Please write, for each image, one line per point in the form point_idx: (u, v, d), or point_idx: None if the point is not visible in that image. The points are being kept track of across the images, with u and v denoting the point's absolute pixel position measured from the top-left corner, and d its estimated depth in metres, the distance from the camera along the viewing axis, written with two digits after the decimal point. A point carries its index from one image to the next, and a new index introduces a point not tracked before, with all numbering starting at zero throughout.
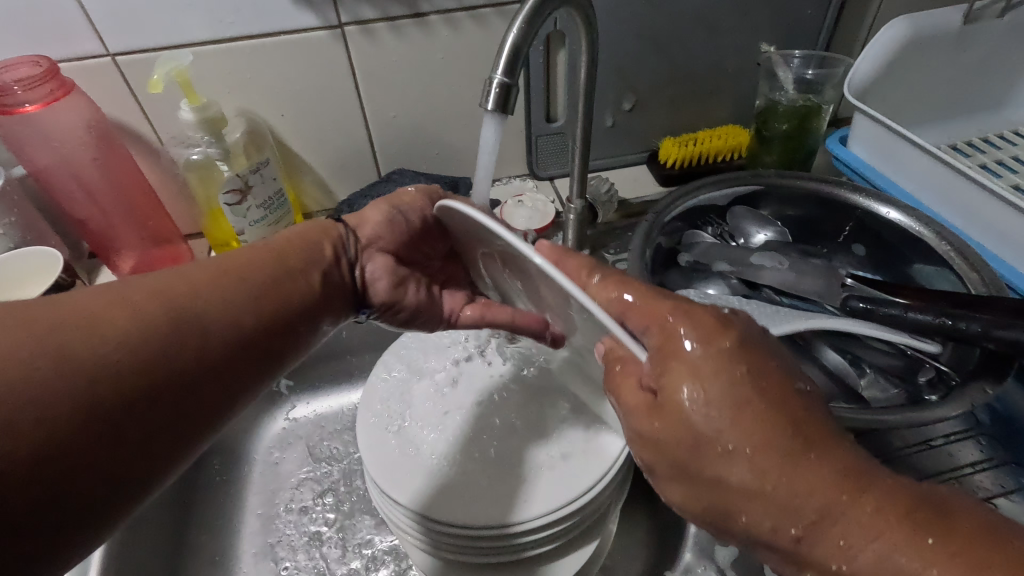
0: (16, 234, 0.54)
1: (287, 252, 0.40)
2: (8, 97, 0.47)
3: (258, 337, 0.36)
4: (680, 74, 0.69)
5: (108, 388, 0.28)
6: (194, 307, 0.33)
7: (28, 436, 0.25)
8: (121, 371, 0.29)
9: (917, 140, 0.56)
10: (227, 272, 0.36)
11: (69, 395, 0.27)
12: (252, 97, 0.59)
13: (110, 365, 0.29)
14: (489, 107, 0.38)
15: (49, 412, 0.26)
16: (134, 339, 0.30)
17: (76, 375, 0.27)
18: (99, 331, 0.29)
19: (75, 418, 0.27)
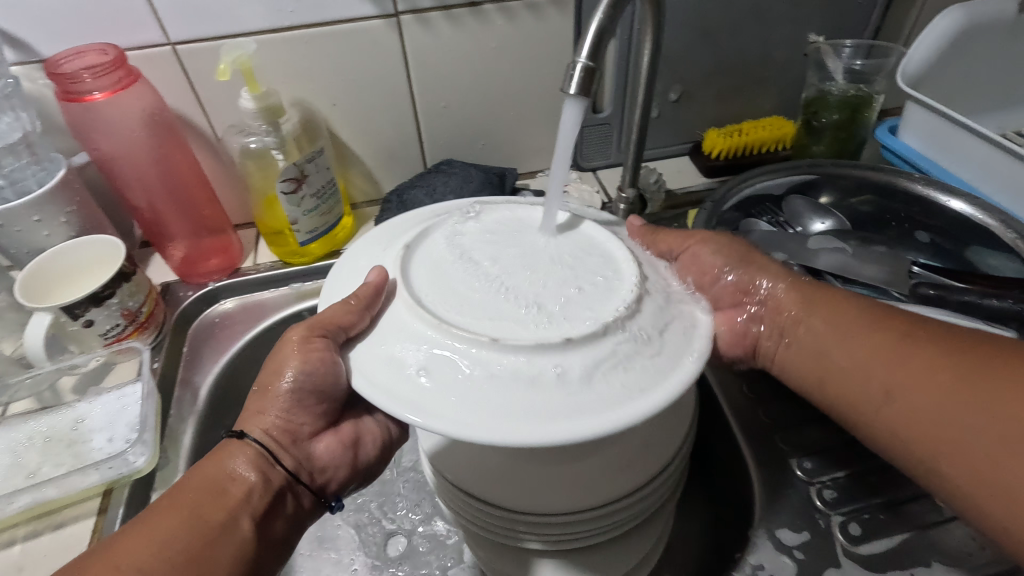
0: (78, 222, 0.54)
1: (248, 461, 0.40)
2: (78, 85, 0.48)
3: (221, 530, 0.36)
4: (727, 65, 0.69)
5: (199, 533, 0.34)
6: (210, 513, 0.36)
7: (156, 563, 0.32)
8: (207, 498, 0.36)
9: (975, 127, 0.56)
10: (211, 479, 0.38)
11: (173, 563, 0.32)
12: (306, 88, 0.59)
13: (202, 520, 0.35)
14: (571, 92, 0.38)
15: (172, 555, 0.33)
16: (164, 549, 0.33)
17: (199, 533, 0.34)
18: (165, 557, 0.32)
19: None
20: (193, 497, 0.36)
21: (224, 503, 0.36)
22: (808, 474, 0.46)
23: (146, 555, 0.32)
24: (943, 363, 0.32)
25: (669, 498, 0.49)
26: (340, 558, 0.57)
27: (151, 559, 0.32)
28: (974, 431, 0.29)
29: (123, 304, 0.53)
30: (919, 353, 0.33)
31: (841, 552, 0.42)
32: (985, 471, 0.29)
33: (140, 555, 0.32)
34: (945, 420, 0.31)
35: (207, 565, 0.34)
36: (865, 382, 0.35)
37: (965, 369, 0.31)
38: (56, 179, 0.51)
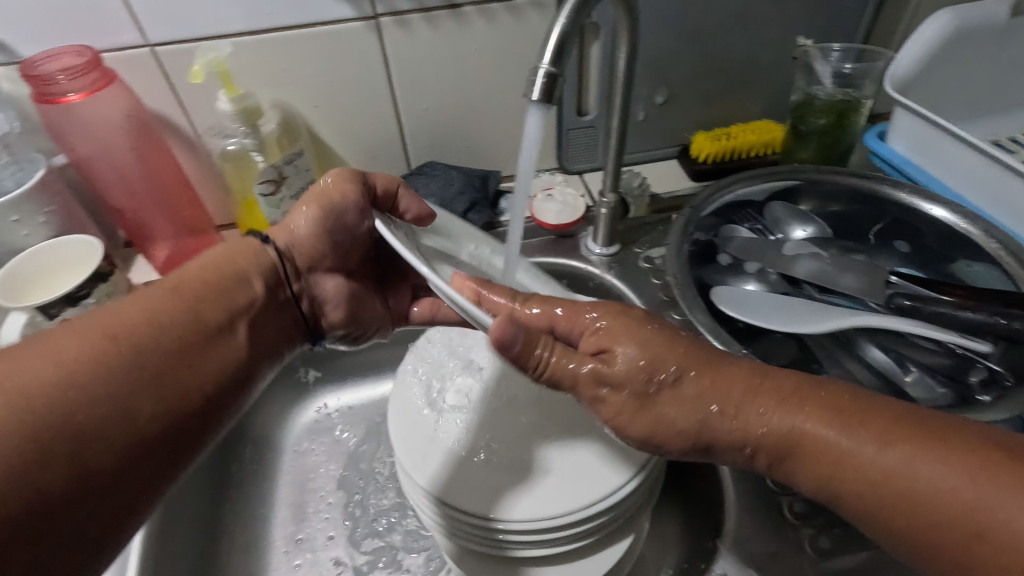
0: (57, 222, 0.55)
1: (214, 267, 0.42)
2: (53, 86, 0.48)
3: (163, 383, 0.34)
4: (714, 68, 0.68)
5: (129, 364, 0.33)
6: (130, 333, 0.34)
7: (35, 426, 0.28)
8: (168, 320, 0.36)
9: (962, 134, 0.55)
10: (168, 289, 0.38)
11: (86, 417, 0.30)
12: (285, 89, 0.59)
13: (196, 362, 0.36)
14: (534, 97, 0.37)
15: (117, 392, 0.32)
16: (137, 353, 0.34)
17: (139, 376, 0.33)
18: (113, 369, 0.32)
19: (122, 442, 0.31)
20: (123, 318, 0.35)
21: (227, 311, 0.40)
22: (780, 485, 0.46)
23: (81, 358, 0.31)
24: (865, 422, 0.30)
25: (642, 508, 0.49)
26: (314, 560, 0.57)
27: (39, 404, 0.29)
28: (954, 492, 0.27)
29: (100, 305, 0.53)
30: (872, 416, 0.30)
31: (807, 565, 0.42)
32: (963, 540, 0.27)
33: (38, 364, 0.30)
34: (901, 478, 0.29)
35: (41, 438, 0.28)
36: (843, 461, 0.30)
37: (951, 453, 0.28)
38: (34, 179, 0.52)
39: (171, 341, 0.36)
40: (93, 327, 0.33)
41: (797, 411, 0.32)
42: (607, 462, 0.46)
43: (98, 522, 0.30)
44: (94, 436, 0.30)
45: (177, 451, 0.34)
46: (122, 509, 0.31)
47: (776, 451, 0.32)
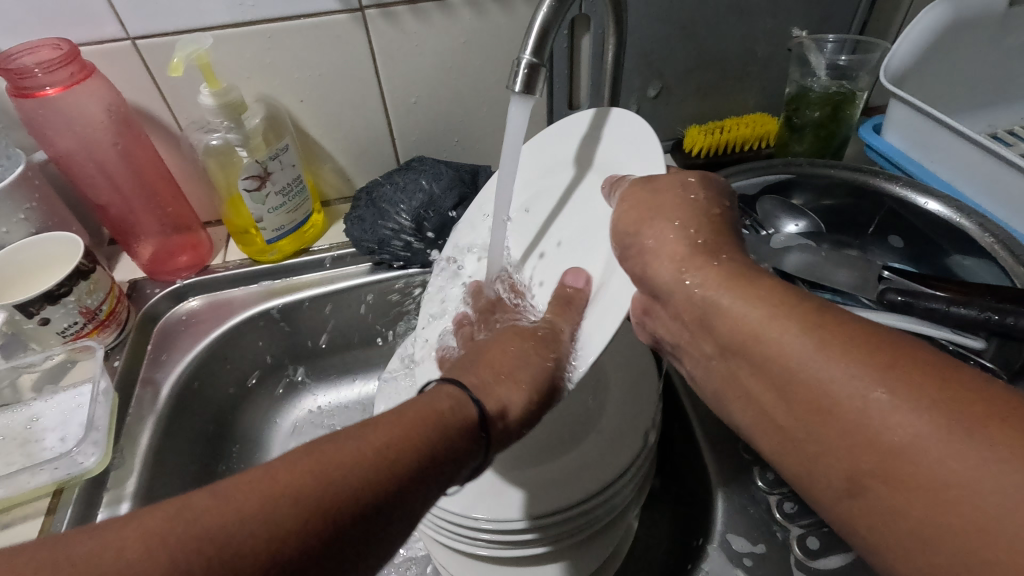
0: (38, 218, 0.54)
1: (407, 417, 0.32)
2: (29, 80, 0.47)
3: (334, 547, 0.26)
4: (707, 61, 0.67)
5: (302, 496, 0.26)
6: (340, 483, 0.27)
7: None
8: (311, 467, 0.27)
9: (958, 127, 0.54)
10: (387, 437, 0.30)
11: (226, 555, 0.24)
12: (270, 83, 0.58)
13: (403, 482, 0.29)
14: (516, 89, 0.37)
15: (242, 539, 0.24)
16: (281, 531, 0.25)
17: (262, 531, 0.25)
18: (258, 521, 0.25)
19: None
20: (374, 441, 0.29)
21: (417, 430, 0.31)
22: (768, 484, 0.45)
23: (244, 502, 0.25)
24: (880, 357, 0.25)
25: (629, 507, 0.48)
26: None
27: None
28: (932, 461, 0.22)
29: (81, 303, 0.52)
30: (888, 360, 0.25)
31: (795, 565, 0.41)
32: (933, 508, 0.22)
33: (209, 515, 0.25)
34: (885, 438, 0.24)
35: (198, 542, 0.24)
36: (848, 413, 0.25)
37: (954, 406, 0.23)
38: (13, 175, 0.51)
39: (374, 454, 0.29)
40: (262, 489, 0.26)
41: (759, 307, 0.30)
42: (594, 460, 0.45)
43: None
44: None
45: None
46: None
47: (739, 354, 0.31)
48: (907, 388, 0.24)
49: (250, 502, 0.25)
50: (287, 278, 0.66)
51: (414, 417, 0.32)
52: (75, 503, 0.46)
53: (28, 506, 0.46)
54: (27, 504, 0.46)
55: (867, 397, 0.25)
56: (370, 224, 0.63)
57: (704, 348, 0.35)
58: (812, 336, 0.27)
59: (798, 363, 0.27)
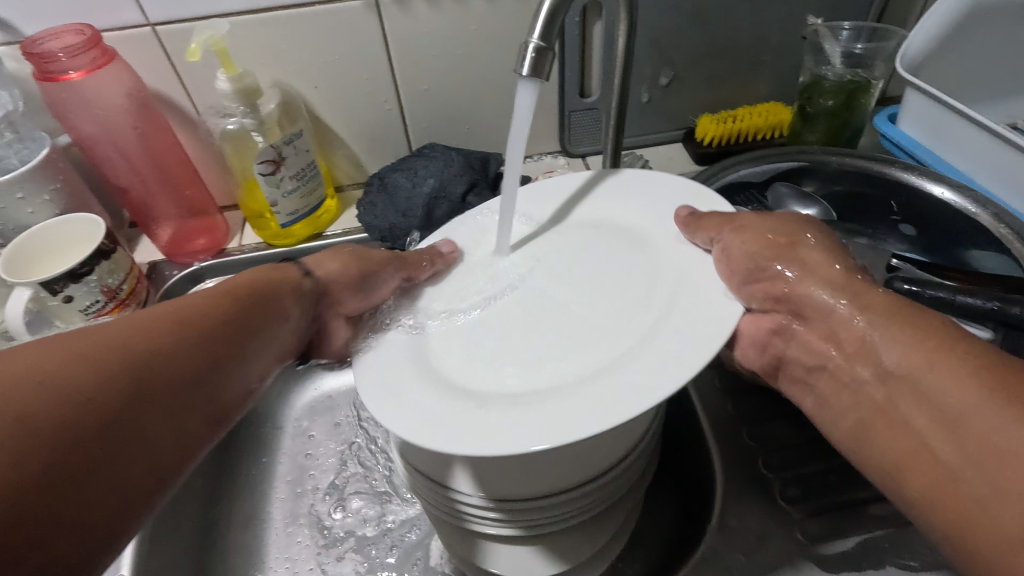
0: (62, 200, 0.56)
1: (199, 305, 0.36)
2: (54, 64, 0.49)
3: (138, 420, 0.29)
4: (720, 49, 0.67)
5: (114, 360, 0.29)
6: (101, 398, 0.28)
7: (54, 407, 0.26)
8: (130, 344, 0.30)
9: (974, 115, 0.53)
10: (213, 308, 0.37)
11: (86, 400, 0.27)
12: (286, 69, 0.59)
13: (181, 343, 0.33)
14: (524, 73, 0.37)
15: (71, 391, 0.27)
16: (74, 394, 0.27)
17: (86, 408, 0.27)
18: (112, 362, 0.29)
19: (65, 421, 0.26)
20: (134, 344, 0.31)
21: (187, 366, 0.33)
22: (770, 470, 0.45)
23: (84, 338, 0.29)
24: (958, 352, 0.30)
25: (630, 491, 0.48)
26: (312, 537, 0.58)
27: (48, 393, 0.26)
28: (994, 436, 0.27)
29: (103, 282, 0.54)
30: (959, 356, 0.29)
31: (794, 547, 0.41)
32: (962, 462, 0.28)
33: (49, 377, 0.26)
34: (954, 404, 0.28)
35: (101, 404, 0.28)
36: (923, 375, 0.30)
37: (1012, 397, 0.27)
38: (39, 157, 0.53)
39: (193, 319, 0.35)
40: (68, 346, 0.28)
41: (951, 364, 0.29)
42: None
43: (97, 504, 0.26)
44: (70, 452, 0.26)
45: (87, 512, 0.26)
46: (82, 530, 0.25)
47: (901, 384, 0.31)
48: (1001, 388, 0.27)
49: (106, 337, 0.30)
50: None
51: (153, 332, 0.32)
52: None
53: None
54: None
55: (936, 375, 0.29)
56: (381, 209, 0.64)
57: (860, 374, 0.34)
58: (934, 348, 0.30)
59: (960, 401, 0.28)
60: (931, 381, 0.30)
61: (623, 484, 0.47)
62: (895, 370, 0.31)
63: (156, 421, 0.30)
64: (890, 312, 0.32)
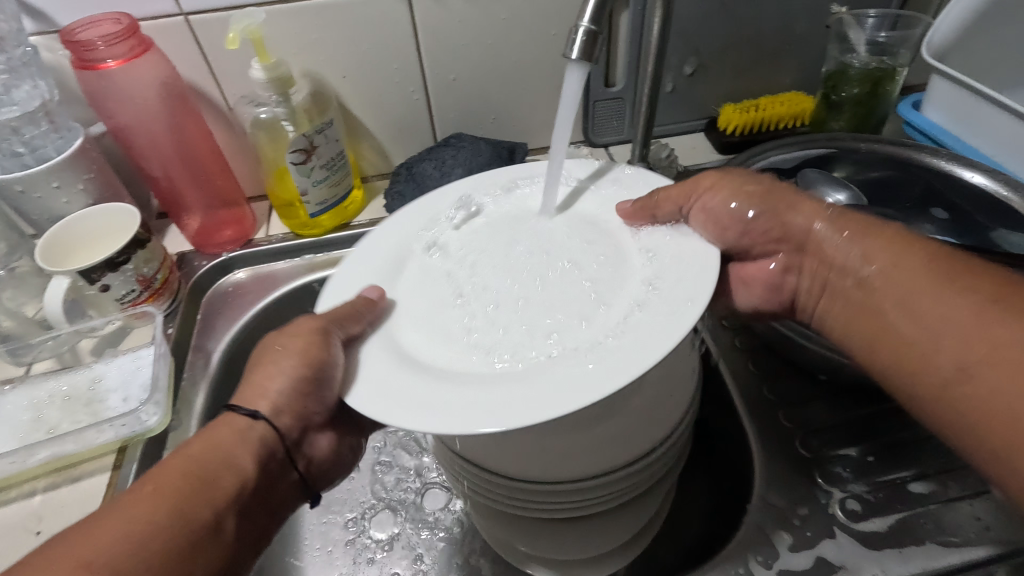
0: (96, 189, 0.56)
1: (196, 461, 0.35)
2: (92, 52, 0.49)
3: (185, 560, 0.30)
4: (745, 38, 0.67)
5: (172, 510, 0.31)
6: (223, 478, 0.35)
7: (109, 547, 0.28)
8: (190, 482, 0.33)
9: (1002, 100, 0.54)
10: (182, 479, 0.33)
11: (186, 560, 0.31)
12: (316, 59, 0.59)
13: (211, 486, 0.34)
14: (573, 56, 0.37)
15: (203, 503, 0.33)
16: (146, 521, 0.30)
17: (174, 496, 0.32)
18: (168, 506, 0.31)
19: (173, 523, 0.31)
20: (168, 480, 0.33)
21: (233, 452, 0.37)
22: (809, 450, 0.46)
23: (124, 531, 0.29)
24: (966, 281, 0.32)
25: (668, 473, 0.49)
26: (347, 522, 0.58)
27: (108, 543, 0.28)
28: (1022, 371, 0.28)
29: (139, 271, 0.54)
30: (964, 282, 0.32)
31: (837, 524, 0.42)
32: (979, 427, 0.29)
33: (114, 522, 0.29)
34: (958, 327, 0.31)
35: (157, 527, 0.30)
36: (933, 353, 0.31)
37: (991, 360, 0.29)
38: (74, 147, 0.53)
39: (201, 453, 0.35)
40: (143, 491, 0.31)
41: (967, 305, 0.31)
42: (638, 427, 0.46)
43: None
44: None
45: None
46: None
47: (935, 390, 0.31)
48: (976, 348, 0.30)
49: (151, 500, 0.31)
50: (329, 252, 0.67)
51: (235, 435, 0.38)
52: (139, 458, 0.48)
53: (96, 462, 0.48)
54: (95, 460, 0.48)
55: (934, 297, 0.32)
56: (409, 198, 0.64)
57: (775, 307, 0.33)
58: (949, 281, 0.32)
59: (962, 317, 0.31)
60: (938, 311, 0.32)
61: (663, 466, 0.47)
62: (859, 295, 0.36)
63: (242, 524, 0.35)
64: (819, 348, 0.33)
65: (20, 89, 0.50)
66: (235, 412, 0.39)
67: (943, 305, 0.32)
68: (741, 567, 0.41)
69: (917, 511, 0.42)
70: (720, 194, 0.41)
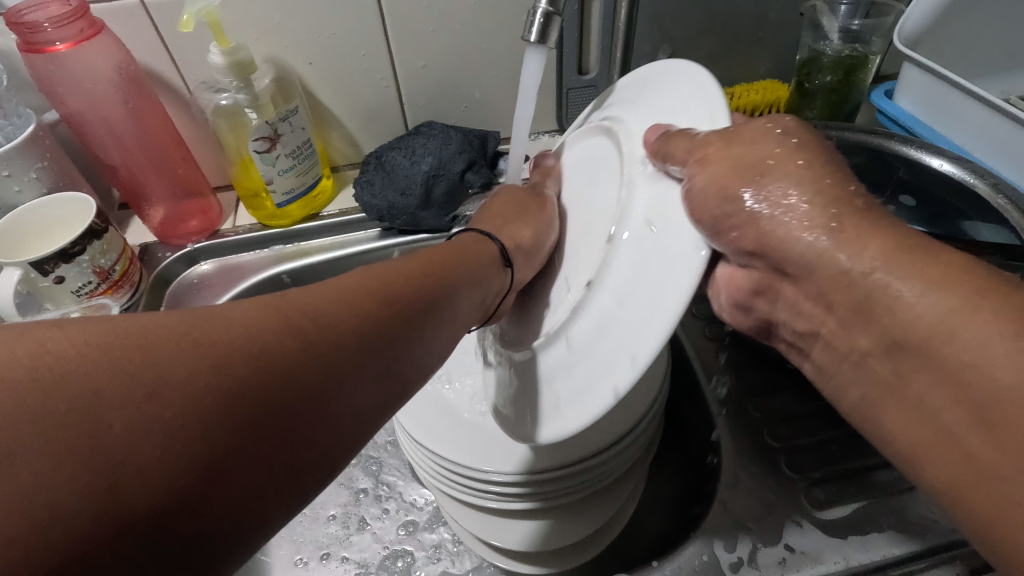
0: (50, 178, 0.54)
1: (394, 276, 0.33)
2: (39, 34, 0.47)
3: (311, 414, 0.25)
4: (719, 25, 0.67)
5: (297, 339, 0.25)
6: (291, 341, 0.25)
7: (196, 409, 0.21)
8: (373, 278, 0.32)
9: (972, 88, 0.53)
10: (336, 289, 0.29)
11: (225, 394, 0.22)
12: (279, 44, 0.58)
13: (391, 304, 0.31)
14: (531, 38, 0.36)
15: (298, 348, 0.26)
16: (266, 377, 0.24)
17: (252, 363, 0.24)
18: (229, 355, 0.23)
19: (255, 360, 0.24)
20: (163, 326, 0.23)
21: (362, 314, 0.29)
22: (777, 440, 0.46)
23: (175, 354, 0.22)
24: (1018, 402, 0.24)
25: (636, 464, 0.49)
26: (315, 516, 0.57)
27: (157, 351, 0.22)
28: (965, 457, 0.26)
29: (95, 262, 0.53)
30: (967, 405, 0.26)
31: (801, 514, 0.41)
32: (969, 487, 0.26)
33: (146, 342, 0.22)
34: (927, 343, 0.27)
35: (216, 388, 0.22)
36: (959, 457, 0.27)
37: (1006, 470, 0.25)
38: (24, 134, 0.51)
39: (351, 303, 0.29)
40: (218, 321, 0.24)
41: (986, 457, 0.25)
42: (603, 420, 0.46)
43: (261, 488, 0.23)
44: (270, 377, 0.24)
45: (296, 476, 0.24)
46: (277, 489, 0.23)
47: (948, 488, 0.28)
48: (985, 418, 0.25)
49: (190, 338, 0.23)
50: (298, 243, 0.66)
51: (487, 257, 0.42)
52: None
53: None
54: None
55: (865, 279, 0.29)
56: (379, 187, 0.63)
57: (858, 344, 0.31)
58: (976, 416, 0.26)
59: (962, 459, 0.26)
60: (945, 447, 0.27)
61: (629, 457, 0.47)
62: (921, 331, 0.27)
63: (372, 390, 0.28)
64: (885, 248, 0.28)
65: None
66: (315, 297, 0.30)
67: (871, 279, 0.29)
68: (706, 556, 0.40)
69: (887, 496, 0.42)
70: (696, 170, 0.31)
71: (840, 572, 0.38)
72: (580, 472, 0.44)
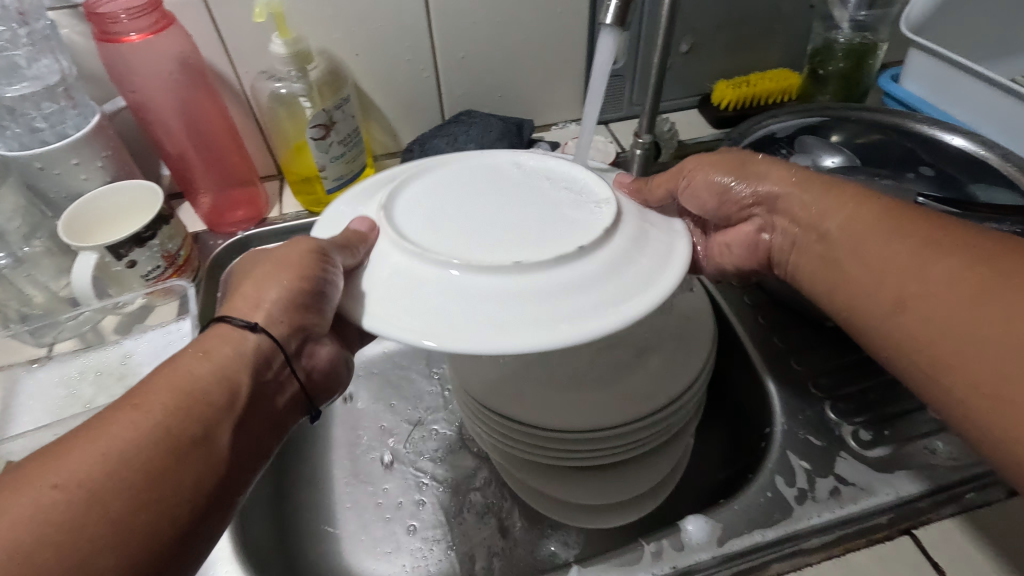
0: (113, 167, 0.55)
1: (218, 362, 0.32)
2: (116, 25, 0.49)
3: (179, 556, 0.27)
4: (738, 17, 0.71)
5: (146, 503, 0.25)
6: (151, 448, 0.26)
7: (88, 529, 0.24)
8: (193, 398, 0.29)
9: (978, 70, 0.59)
10: (137, 398, 0.28)
11: (80, 543, 0.23)
12: (330, 35, 0.60)
13: (198, 405, 0.29)
14: (607, 21, 0.40)
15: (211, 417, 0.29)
16: (130, 508, 0.25)
17: (136, 491, 0.25)
18: (77, 475, 0.24)
19: (92, 506, 0.24)
20: (82, 468, 0.25)
21: (229, 370, 0.32)
22: (820, 391, 0.50)
23: (73, 489, 0.24)
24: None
25: (689, 422, 0.52)
26: (378, 489, 0.59)
27: (98, 486, 0.25)
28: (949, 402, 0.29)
29: (163, 247, 0.54)
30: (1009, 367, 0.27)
31: (851, 453, 0.45)
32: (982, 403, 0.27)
33: (81, 456, 0.25)
34: (924, 285, 0.31)
35: (98, 514, 0.24)
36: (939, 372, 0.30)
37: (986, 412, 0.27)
38: (92, 123, 0.52)
39: (182, 407, 0.28)
40: (87, 434, 0.26)
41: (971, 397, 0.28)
42: (657, 381, 0.48)
43: None
44: (130, 543, 0.24)
45: None
46: None
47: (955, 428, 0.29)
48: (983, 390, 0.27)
49: (93, 465, 0.25)
50: None
51: (225, 335, 0.33)
52: None
53: None
54: None
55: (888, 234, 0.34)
56: None
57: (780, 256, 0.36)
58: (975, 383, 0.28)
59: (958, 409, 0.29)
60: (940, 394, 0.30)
61: (686, 413, 0.50)
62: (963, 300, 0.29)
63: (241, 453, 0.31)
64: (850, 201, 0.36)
65: (40, 63, 0.50)
66: (225, 322, 0.34)
67: (885, 248, 0.33)
68: (772, 495, 0.43)
69: (904, 501, 0.42)
70: (699, 172, 0.43)
71: (892, 502, 0.42)
72: (642, 427, 0.47)
